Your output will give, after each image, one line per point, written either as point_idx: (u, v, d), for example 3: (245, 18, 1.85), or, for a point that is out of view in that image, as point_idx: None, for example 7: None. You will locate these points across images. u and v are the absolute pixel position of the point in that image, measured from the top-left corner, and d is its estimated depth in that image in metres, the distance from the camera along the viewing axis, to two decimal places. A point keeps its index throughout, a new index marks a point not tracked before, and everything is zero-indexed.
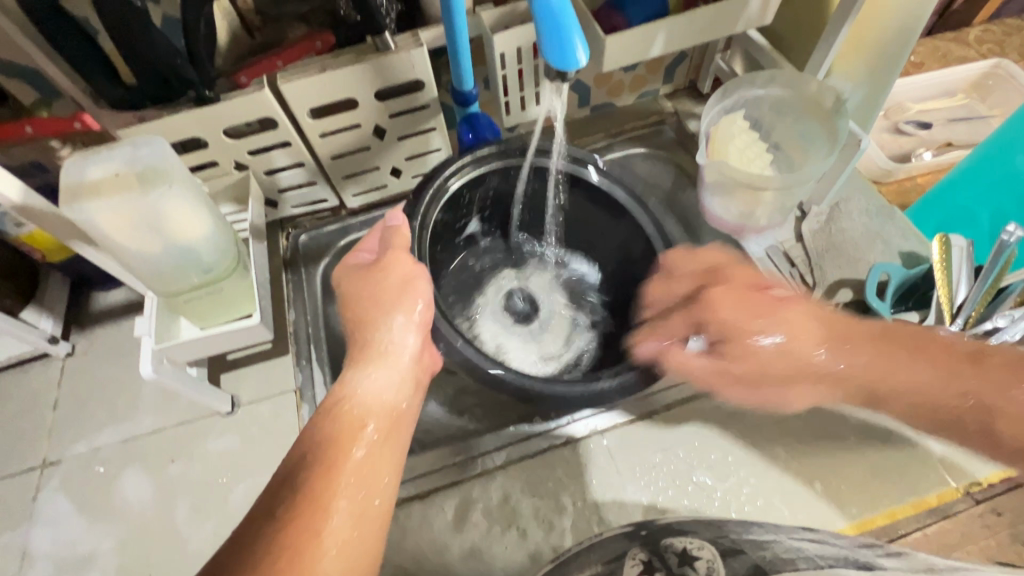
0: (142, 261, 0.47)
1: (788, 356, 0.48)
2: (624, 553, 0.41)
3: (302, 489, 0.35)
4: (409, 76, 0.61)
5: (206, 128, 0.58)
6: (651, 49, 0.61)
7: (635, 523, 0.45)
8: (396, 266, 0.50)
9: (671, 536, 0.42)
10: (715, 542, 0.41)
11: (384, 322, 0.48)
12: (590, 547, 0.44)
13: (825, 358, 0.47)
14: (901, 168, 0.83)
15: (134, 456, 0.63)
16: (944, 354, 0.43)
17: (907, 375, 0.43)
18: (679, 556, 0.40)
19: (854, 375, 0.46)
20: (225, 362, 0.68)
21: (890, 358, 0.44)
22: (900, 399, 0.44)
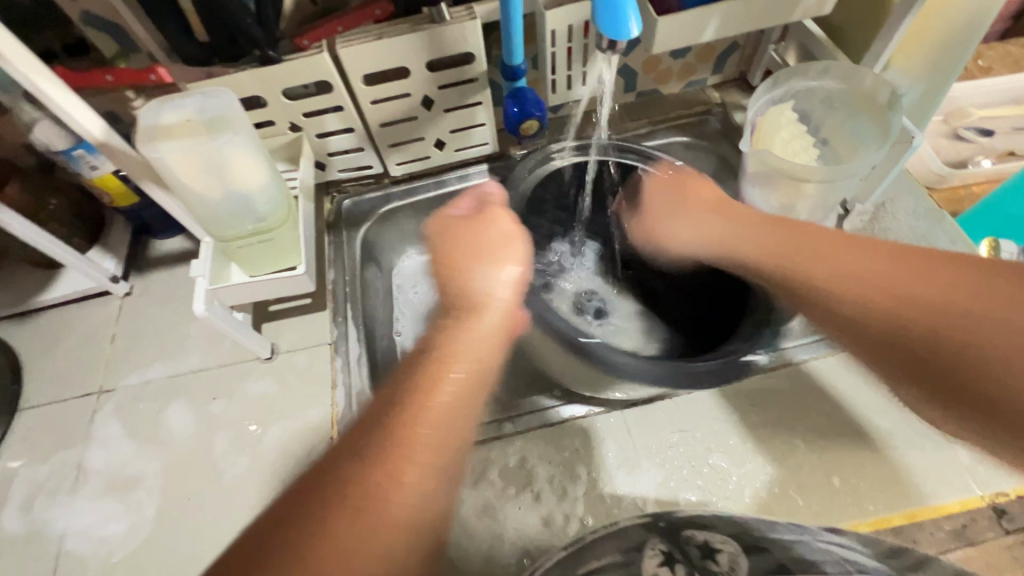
0: (203, 205, 0.51)
1: (805, 278, 0.49)
2: (643, 543, 0.48)
3: (398, 418, 0.37)
4: (461, 48, 0.62)
5: (267, 88, 0.62)
6: (704, 34, 0.61)
7: (654, 513, 0.48)
8: (499, 222, 0.54)
9: (692, 528, 0.48)
10: (737, 536, 0.48)
11: (483, 271, 0.50)
12: (610, 536, 0.47)
13: (856, 275, 0.46)
14: (957, 174, 0.80)
15: (180, 391, 0.67)
16: (973, 278, 0.41)
17: (936, 298, 0.42)
18: (701, 549, 0.47)
19: (841, 283, 0.47)
20: (268, 312, 0.72)
21: (894, 270, 0.45)
22: (926, 332, 0.41)
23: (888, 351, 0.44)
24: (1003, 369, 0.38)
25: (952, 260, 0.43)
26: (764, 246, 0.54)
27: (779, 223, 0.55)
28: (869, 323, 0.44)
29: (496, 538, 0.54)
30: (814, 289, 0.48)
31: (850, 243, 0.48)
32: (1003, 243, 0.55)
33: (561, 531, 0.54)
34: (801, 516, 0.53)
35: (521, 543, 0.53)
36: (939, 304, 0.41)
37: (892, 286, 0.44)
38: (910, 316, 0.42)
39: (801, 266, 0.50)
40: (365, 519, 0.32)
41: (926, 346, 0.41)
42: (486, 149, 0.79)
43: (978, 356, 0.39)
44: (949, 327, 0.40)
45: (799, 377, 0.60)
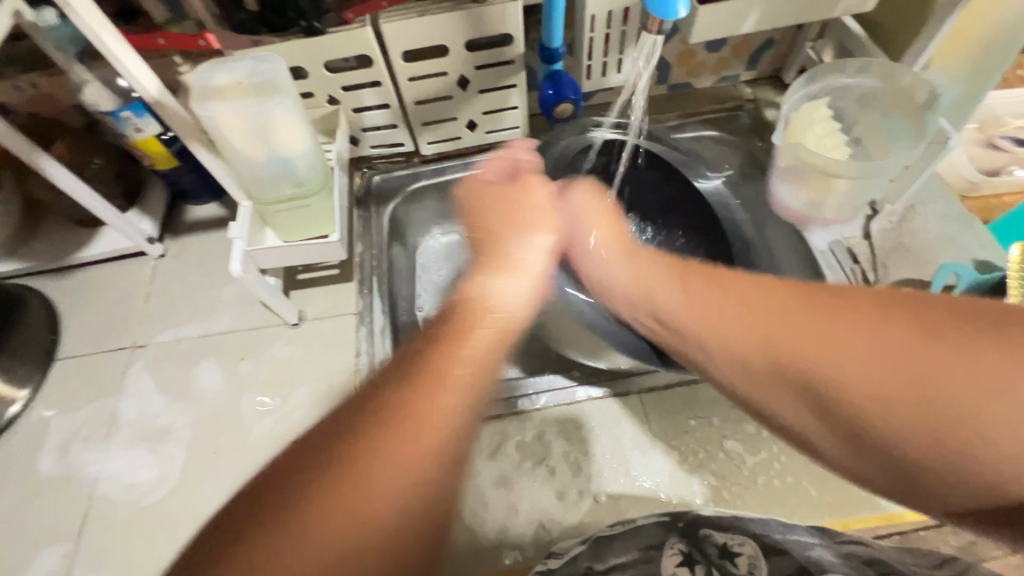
0: (245, 165, 0.53)
1: (828, 369, 0.36)
2: (662, 541, 0.46)
3: (422, 367, 0.35)
4: (500, 29, 0.63)
5: (309, 60, 0.63)
6: (743, 25, 0.61)
7: (671, 512, 0.48)
8: (536, 189, 0.51)
9: (709, 527, 0.46)
10: (758, 537, 0.45)
11: (519, 237, 0.46)
12: (628, 533, 0.47)
13: (863, 378, 0.34)
14: (989, 181, 0.80)
15: (209, 351, 0.69)
16: (918, 330, 0.34)
17: (844, 349, 0.36)
18: (719, 550, 0.44)
19: (860, 382, 0.35)
20: (297, 280, 0.74)
21: (892, 341, 0.34)
22: (968, 443, 0.32)
23: (883, 471, 0.36)
24: (988, 422, 0.32)
25: (921, 317, 0.34)
26: (739, 330, 0.40)
27: (789, 288, 0.40)
28: (848, 423, 0.36)
29: (510, 509, 0.55)
30: (840, 394, 0.35)
31: (767, 293, 0.40)
32: None
33: (574, 506, 0.55)
34: (813, 505, 0.53)
35: (534, 514, 0.54)
36: (917, 379, 0.33)
37: (827, 358, 0.36)
38: (935, 390, 0.33)
39: (902, 392, 0.34)
40: (397, 451, 0.31)
41: (932, 449, 0.33)
42: (516, 134, 0.80)
43: (945, 398, 0.33)
44: (923, 386, 0.33)
45: None
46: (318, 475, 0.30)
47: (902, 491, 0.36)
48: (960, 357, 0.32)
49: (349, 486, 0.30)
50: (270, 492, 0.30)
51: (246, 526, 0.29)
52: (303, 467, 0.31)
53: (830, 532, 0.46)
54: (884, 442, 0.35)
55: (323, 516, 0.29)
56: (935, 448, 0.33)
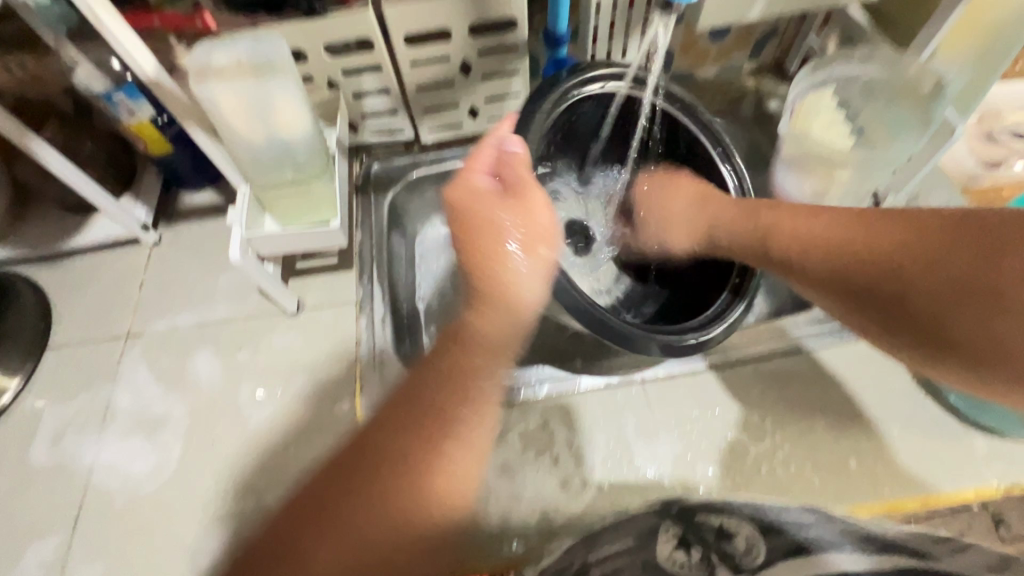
0: (247, 149, 0.52)
1: (870, 272, 0.48)
2: (657, 527, 0.48)
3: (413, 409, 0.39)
4: (504, 13, 0.62)
5: (309, 42, 0.62)
6: (750, 11, 0.60)
7: (665, 500, 0.49)
8: (535, 207, 0.48)
9: (704, 512, 0.48)
10: (751, 519, 0.48)
11: (512, 259, 0.46)
12: (624, 523, 0.49)
13: (892, 256, 0.47)
14: (989, 174, 0.80)
15: (206, 340, 0.68)
16: (974, 247, 0.44)
17: (934, 262, 0.46)
18: (717, 533, 0.47)
19: (882, 279, 0.48)
20: (296, 269, 0.72)
21: (889, 236, 0.48)
22: (941, 300, 0.45)
23: (930, 335, 0.46)
24: (983, 332, 0.43)
25: (980, 236, 0.44)
26: (836, 229, 0.51)
27: (861, 218, 0.50)
28: (922, 316, 0.46)
29: (513, 497, 0.55)
30: (887, 276, 0.48)
31: (879, 216, 0.50)
32: None
33: (578, 495, 0.54)
34: (816, 494, 0.53)
35: (538, 504, 0.54)
36: (895, 290, 0.47)
37: (934, 264, 0.45)
38: (949, 285, 0.45)
39: (931, 298, 0.45)
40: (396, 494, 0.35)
41: (950, 327, 0.45)
42: None
43: (921, 304, 0.46)
44: (942, 313, 0.45)
45: (821, 363, 0.59)
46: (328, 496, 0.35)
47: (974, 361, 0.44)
48: (922, 264, 0.46)
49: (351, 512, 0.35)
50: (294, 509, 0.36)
51: (277, 542, 0.34)
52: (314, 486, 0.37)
53: (823, 511, 0.48)
54: (926, 315, 0.46)
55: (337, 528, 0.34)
56: (923, 346, 0.47)
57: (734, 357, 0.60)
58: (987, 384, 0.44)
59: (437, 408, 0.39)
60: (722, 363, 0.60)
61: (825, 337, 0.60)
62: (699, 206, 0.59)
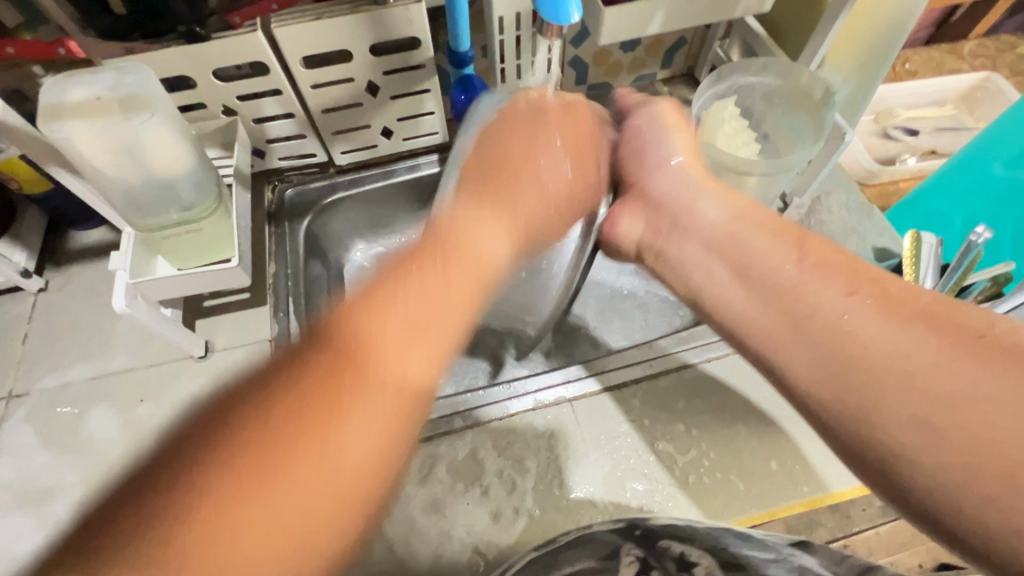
0: (121, 189, 0.47)
1: (818, 331, 0.40)
2: (618, 549, 0.47)
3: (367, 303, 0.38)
4: (407, 32, 0.60)
5: (194, 67, 0.58)
6: (650, 26, 0.61)
7: (629, 521, 0.47)
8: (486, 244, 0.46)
9: (667, 539, 0.47)
10: (715, 552, 0.46)
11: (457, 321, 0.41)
12: (581, 543, 0.46)
13: (872, 345, 0.37)
14: (886, 170, 0.85)
15: (103, 395, 0.62)
16: (969, 337, 0.35)
17: (925, 365, 0.35)
18: (678, 562, 0.46)
19: (834, 348, 0.39)
20: (203, 308, 0.68)
21: (868, 312, 0.39)
22: (915, 400, 0.34)
23: (867, 437, 0.36)
24: (916, 389, 0.35)
25: (976, 345, 0.35)
26: (793, 269, 0.44)
27: (849, 276, 0.42)
28: (869, 405, 0.36)
29: (444, 536, 0.52)
30: (844, 353, 0.38)
31: (857, 280, 0.41)
32: (924, 236, 0.59)
33: (510, 526, 0.53)
34: (741, 499, 0.54)
35: (470, 540, 0.52)
36: (839, 326, 0.39)
37: (912, 362, 0.35)
38: (925, 388, 0.34)
39: (856, 390, 0.37)
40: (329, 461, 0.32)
41: (879, 439, 0.35)
42: (436, 140, 0.77)
43: (858, 349, 0.38)
44: (876, 401, 0.36)
45: (738, 368, 0.61)
46: (277, 459, 0.31)
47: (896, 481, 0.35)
48: (885, 308, 0.39)
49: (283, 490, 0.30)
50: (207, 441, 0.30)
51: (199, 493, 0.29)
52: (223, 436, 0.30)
53: (782, 542, 0.46)
54: (884, 425, 0.35)
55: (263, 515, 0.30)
56: (854, 403, 0.37)
57: (656, 369, 0.61)
58: (898, 455, 0.34)
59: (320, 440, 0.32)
60: (646, 375, 0.61)
61: None
62: (671, 203, 0.54)
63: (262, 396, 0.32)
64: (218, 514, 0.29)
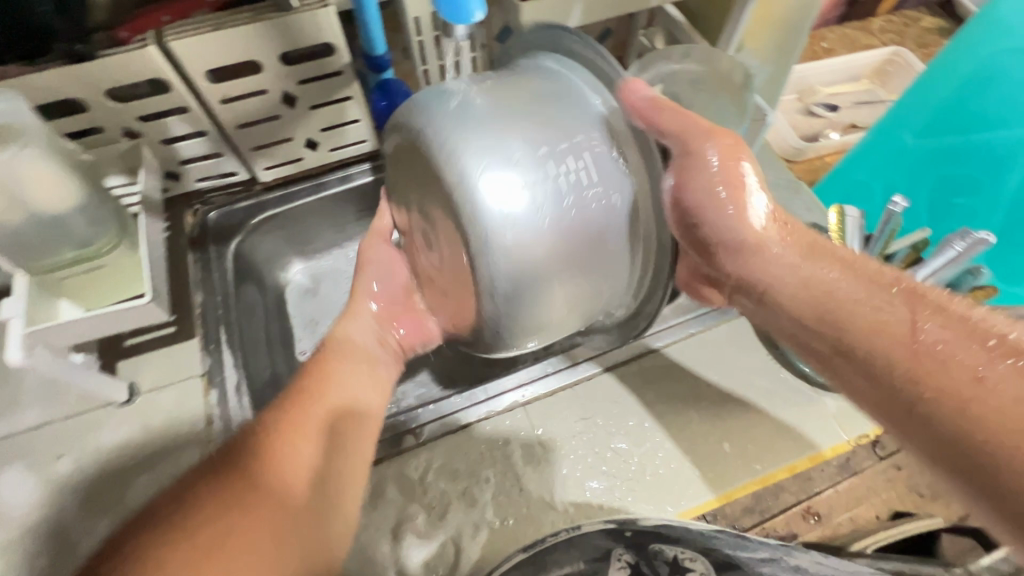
0: (1, 230, 0.43)
1: (877, 343, 0.36)
2: (609, 552, 0.47)
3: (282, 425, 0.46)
4: (318, 38, 0.57)
5: (83, 88, 0.53)
6: (569, 20, 0.61)
7: (620, 522, 0.46)
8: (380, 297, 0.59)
9: (659, 542, 0.47)
10: (706, 554, 0.47)
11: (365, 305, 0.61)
12: (574, 542, 0.46)
13: (951, 370, 0.32)
14: (811, 146, 0.87)
15: (15, 455, 0.57)
16: None
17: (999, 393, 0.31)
18: (671, 566, 0.47)
19: (890, 359, 0.35)
20: (123, 348, 0.63)
21: (944, 331, 0.34)
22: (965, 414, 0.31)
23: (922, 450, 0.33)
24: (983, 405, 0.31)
25: None
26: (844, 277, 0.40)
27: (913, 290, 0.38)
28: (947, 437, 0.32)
29: (403, 562, 0.50)
30: (894, 357, 0.35)
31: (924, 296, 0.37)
32: (847, 209, 0.60)
33: (472, 543, 0.51)
34: (699, 484, 0.55)
35: (429, 563, 0.50)
36: (904, 334, 0.35)
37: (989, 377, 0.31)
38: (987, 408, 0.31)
39: (894, 408, 0.35)
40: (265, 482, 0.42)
41: (950, 453, 0.32)
42: (365, 148, 0.74)
43: (940, 369, 0.33)
44: (910, 406, 0.34)
45: (687, 353, 0.62)
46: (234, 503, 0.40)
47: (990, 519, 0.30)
48: (924, 317, 0.36)
49: (252, 508, 0.40)
50: (214, 473, 0.41)
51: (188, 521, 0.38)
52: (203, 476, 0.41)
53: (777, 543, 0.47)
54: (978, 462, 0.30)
55: (242, 537, 0.38)
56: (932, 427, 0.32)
57: (605, 364, 0.61)
58: (975, 462, 0.30)
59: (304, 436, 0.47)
60: (599, 371, 0.60)
61: (686, 327, 0.63)
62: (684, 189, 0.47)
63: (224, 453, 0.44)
64: (193, 548, 0.36)
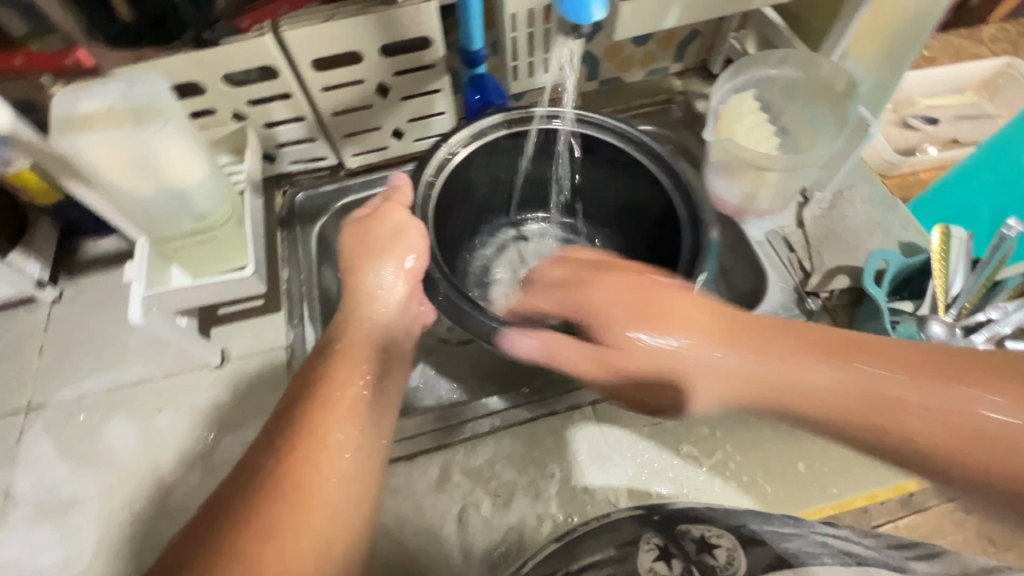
0: (136, 202, 0.47)
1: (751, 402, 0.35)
2: (638, 537, 0.42)
3: (296, 431, 0.39)
4: (418, 32, 0.59)
5: (204, 72, 0.57)
6: (666, 21, 0.60)
7: (646, 506, 0.45)
8: (390, 215, 0.51)
9: (686, 520, 0.43)
10: (733, 530, 0.41)
11: (373, 267, 0.50)
12: (601, 531, 0.43)
13: (838, 400, 0.32)
14: (906, 161, 0.83)
15: (119, 406, 0.62)
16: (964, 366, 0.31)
17: (900, 390, 0.31)
18: (699, 543, 0.41)
19: (744, 386, 0.35)
20: (217, 316, 0.67)
21: (803, 362, 0.33)
22: (883, 433, 0.31)
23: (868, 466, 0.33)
24: (1004, 445, 0.29)
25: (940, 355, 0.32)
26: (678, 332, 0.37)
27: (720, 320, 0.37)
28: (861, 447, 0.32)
29: (466, 546, 0.52)
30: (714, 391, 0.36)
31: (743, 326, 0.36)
32: (953, 230, 0.56)
33: (534, 534, 0.52)
34: (768, 501, 0.53)
35: (492, 551, 0.52)
36: (756, 375, 0.35)
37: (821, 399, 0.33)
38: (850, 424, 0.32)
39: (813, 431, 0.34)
40: (308, 488, 0.36)
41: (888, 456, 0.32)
42: None
43: (809, 401, 0.33)
44: (840, 423, 0.32)
45: None
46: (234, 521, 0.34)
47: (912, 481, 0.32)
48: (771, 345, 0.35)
49: (293, 538, 0.34)
50: (271, 441, 0.39)
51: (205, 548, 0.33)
52: (205, 531, 0.34)
53: (806, 520, 0.43)
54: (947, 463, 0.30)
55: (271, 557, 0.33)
56: (841, 443, 0.33)
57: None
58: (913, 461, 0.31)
59: (299, 414, 0.40)
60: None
61: None
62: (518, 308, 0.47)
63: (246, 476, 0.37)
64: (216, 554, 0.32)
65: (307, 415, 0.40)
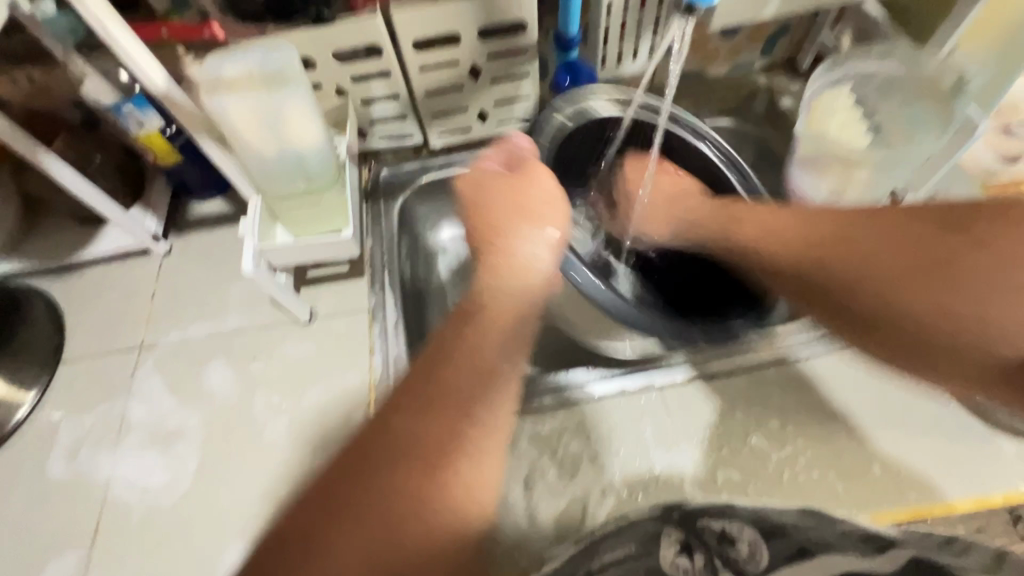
0: (259, 160, 0.52)
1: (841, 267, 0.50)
2: (655, 534, 0.37)
3: (439, 395, 0.38)
4: (514, 16, 0.61)
5: (318, 49, 0.61)
6: (764, 11, 0.60)
7: (665, 503, 0.40)
8: (537, 177, 0.53)
9: (705, 515, 0.38)
10: (755, 522, 0.37)
11: (533, 232, 0.50)
12: (620, 528, 0.39)
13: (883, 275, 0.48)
14: (1007, 169, 0.78)
15: (219, 351, 0.68)
16: (967, 244, 0.46)
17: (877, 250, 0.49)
18: (717, 538, 0.36)
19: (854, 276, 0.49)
20: (308, 278, 0.72)
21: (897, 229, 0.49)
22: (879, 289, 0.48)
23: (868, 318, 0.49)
24: (998, 326, 0.43)
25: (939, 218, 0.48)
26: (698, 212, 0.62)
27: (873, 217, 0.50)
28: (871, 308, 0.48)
29: (531, 511, 0.54)
30: (851, 283, 0.49)
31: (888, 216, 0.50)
32: None
33: (597, 505, 0.54)
34: (840, 499, 0.53)
35: (556, 518, 0.53)
36: (844, 246, 0.50)
37: (858, 241, 0.50)
38: (852, 268, 0.49)
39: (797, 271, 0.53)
40: (454, 462, 0.35)
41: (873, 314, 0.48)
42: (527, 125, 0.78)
43: (859, 258, 0.49)
44: (926, 277, 0.46)
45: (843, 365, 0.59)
46: (425, 472, 0.34)
47: (994, 370, 0.44)
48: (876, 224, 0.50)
49: (444, 490, 0.34)
50: (422, 405, 0.38)
51: (399, 501, 0.33)
52: (352, 487, 0.34)
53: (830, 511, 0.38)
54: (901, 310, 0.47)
55: (439, 518, 0.33)
56: (865, 310, 0.49)
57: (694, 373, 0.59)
58: (913, 320, 0.46)
59: (433, 377, 0.39)
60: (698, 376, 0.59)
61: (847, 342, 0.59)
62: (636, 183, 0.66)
63: (398, 442, 0.36)
64: (418, 502, 0.33)
65: (466, 391, 0.39)
